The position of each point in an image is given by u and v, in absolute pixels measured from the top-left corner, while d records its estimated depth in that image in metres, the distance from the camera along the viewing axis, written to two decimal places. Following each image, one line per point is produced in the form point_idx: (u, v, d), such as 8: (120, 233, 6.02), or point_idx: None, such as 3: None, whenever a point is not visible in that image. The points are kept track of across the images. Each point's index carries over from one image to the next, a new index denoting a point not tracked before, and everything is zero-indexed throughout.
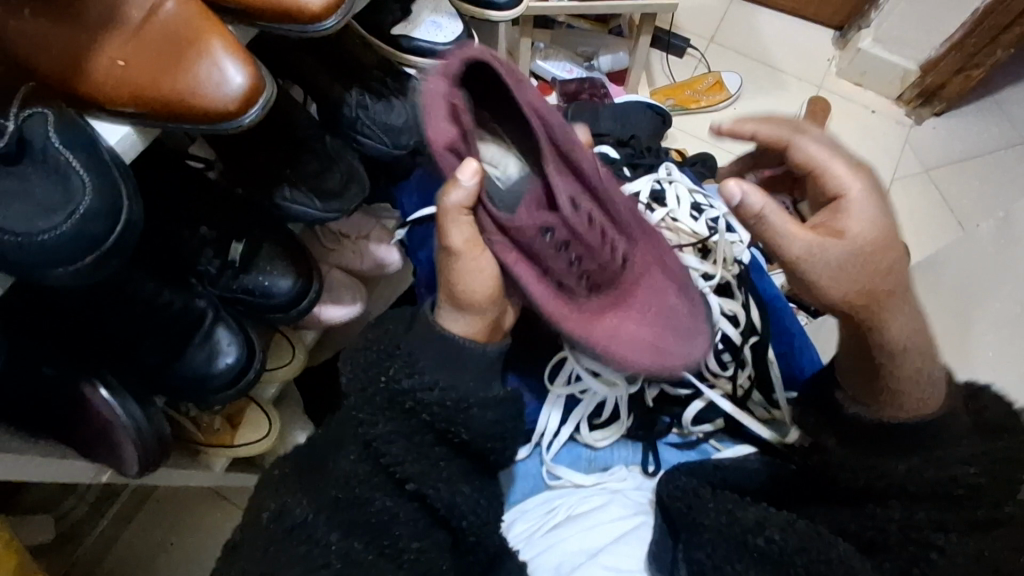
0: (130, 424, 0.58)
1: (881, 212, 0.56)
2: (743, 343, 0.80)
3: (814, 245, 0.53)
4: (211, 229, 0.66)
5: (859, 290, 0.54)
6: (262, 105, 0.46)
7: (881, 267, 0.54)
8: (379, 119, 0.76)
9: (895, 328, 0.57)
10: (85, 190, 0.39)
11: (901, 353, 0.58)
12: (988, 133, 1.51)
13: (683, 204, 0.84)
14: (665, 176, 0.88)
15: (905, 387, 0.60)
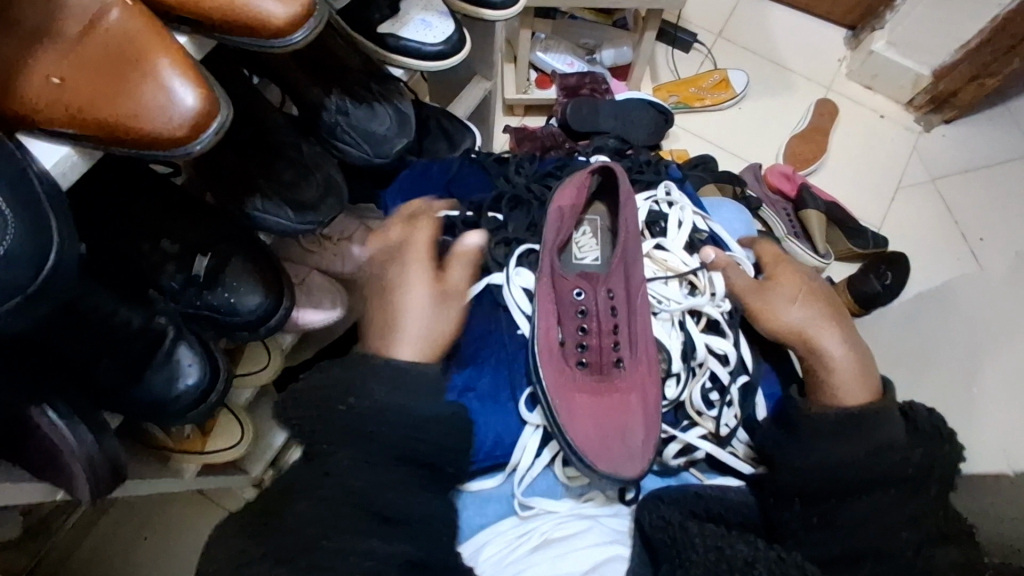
0: (81, 451, 0.53)
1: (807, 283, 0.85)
2: (731, 382, 0.82)
3: (783, 300, 0.83)
4: (175, 243, 0.63)
5: (803, 321, 0.81)
6: (215, 129, 0.43)
7: (814, 309, 0.83)
8: (361, 126, 0.72)
9: (827, 345, 0.79)
10: (9, 228, 0.35)
11: (844, 371, 0.77)
12: (996, 143, 1.47)
13: (680, 231, 0.90)
14: (664, 195, 0.94)
15: (851, 380, 0.77)
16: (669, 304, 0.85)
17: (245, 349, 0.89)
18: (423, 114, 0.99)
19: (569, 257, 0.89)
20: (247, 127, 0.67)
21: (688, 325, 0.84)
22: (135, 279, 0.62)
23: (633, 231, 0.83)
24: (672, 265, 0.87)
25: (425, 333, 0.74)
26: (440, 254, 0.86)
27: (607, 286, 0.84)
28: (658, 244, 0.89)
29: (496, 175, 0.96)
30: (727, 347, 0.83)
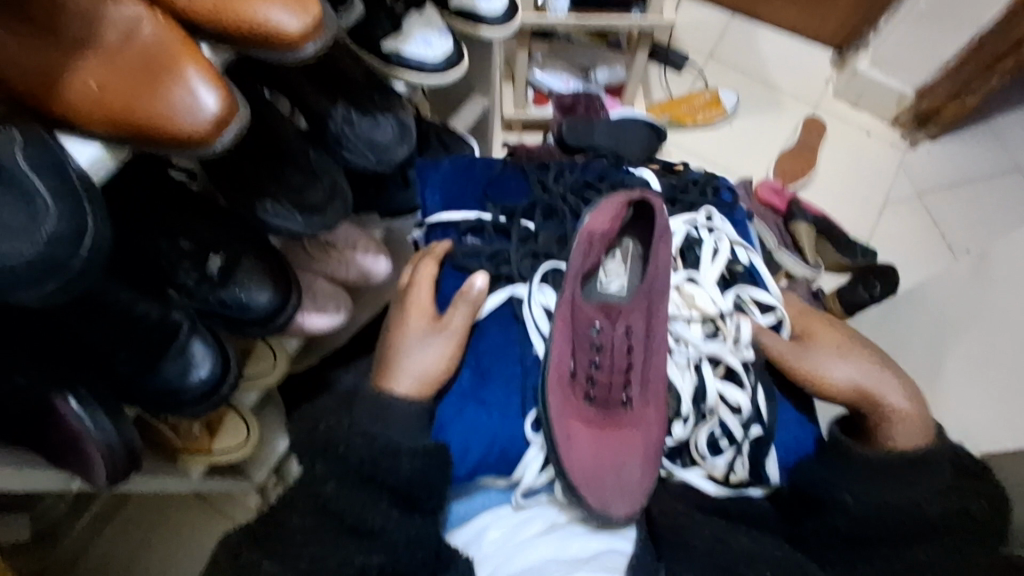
0: (100, 437, 0.57)
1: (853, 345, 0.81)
2: (743, 435, 0.78)
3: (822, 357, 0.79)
4: (191, 242, 0.67)
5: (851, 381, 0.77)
6: (235, 129, 0.47)
7: (865, 371, 0.78)
8: (365, 135, 0.76)
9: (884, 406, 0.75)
10: (50, 214, 0.39)
11: (895, 409, 0.75)
12: (982, 158, 1.51)
13: (714, 265, 0.86)
14: (704, 222, 0.90)
15: (902, 422, 0.75)
16: (688, 338, 0.82)
17: (253, 351, 0.92)
18: (423, 128, 1.03)
19: (595, 286, 0.87)
20: (260, 136, 0.71)
21: (705, 367, 0.80)
22: (153, 276, 0.66)
23: (661, 265, 0.81)
24: (698, 299, 0.83)
25: (421, 373, 0.75)
26: (465, 257, 0.86)
27: (626, 320, 0.80)
28: (690, 278, 0.85)
29: (533, 180, 0.93)
30: (742, 400, 0.78)
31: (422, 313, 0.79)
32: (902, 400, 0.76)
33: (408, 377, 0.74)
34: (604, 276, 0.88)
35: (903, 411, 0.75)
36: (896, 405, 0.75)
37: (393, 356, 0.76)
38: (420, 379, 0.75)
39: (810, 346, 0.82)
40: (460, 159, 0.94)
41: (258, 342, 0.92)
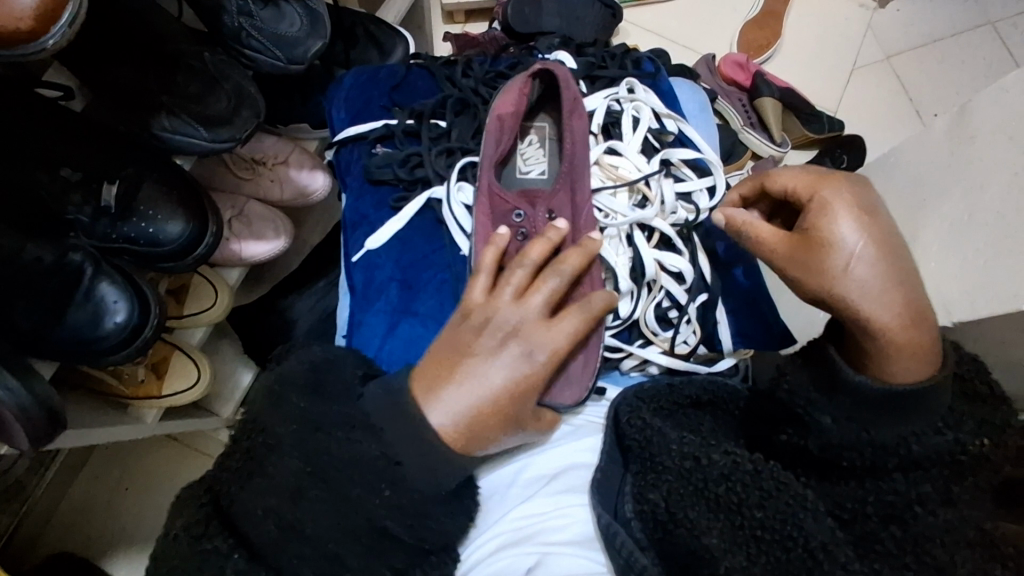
0: (9, 399, 0.50)
1: (876, 221, 0.49)
2: (690, 301, 0.67)
3: (822, 249, 0.48)
4: (78, 171, 0.59)
5: (842, 290, 0.48)
6: (68, 20, 0.41)
7: (897, 258, 0.48)
8: (267, 27, 0.65)
9: (879, 320, 0.48)
10: None
11: (892, 334, 0.48)
12: (950, 13, 1.40)
13: (636, 133, 0.72)
14: (626, 93, 0.74)
15: (903, 352, 0.48)
16: (617, 209, 0.68)
17: (190, 287, 0.85)
18: (345, 21, 0.89)
19: (510, 173, 0.72)
20: (138, 37, 0.61)
21: (637, 239, 0.68)
22: (42, 216, 0.58)
23: (581, 135, 0.67)
24: (623, 174, 0.70)
25: (483, 419, 0.52)
26: (377, 168, 0.73)
27: (548, 204, 0.67)
28: (610, 147, 0.71)
29: (440, 75, 0.78)
30: (683, 265, 0.68)
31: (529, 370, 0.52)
32: (893, 318, 0.48)
33: (461, 417, 0.51)
34: (521, 158, 0.72)
35: (890, 328, 0.48)
36: (882, 327, 0.48)
37: (457, 382, 0.52)
38: (466, 417, 0.51)
39: (789, 251, 0.50)
40: (363, 69, 0.79)
41: (193, 276, 0.85)
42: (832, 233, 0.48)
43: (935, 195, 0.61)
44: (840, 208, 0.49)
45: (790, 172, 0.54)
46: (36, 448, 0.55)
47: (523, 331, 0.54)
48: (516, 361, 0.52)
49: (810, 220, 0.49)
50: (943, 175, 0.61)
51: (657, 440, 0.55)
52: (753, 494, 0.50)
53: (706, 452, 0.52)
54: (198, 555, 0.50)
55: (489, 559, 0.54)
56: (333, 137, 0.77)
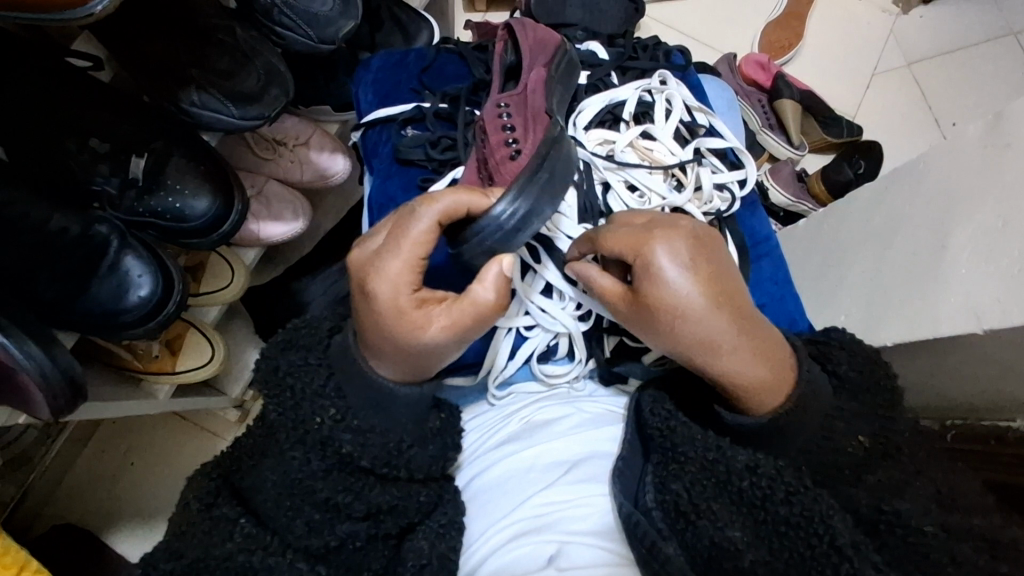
0: (34, 368, 0.50)
1: (705, 272, 0.50)
2: None
3: (656, 308, 0.50)
4: (106, 142, 0.58)
5: (684, 348, 0.51)
6: None
7: (729, 304, 0.50)
8: (300, 6, 0.64)
9: (719, 368, 0.50)
10: None
11: (739, 378, 0.51)
12: (975, 21, 1.38)
13: (670, 122, 0.71)
14: (658, 84, 0.73)
15: (760, 391, 0.51)
16: (653, 186, 0.67)
17: (206, 264, 0.84)
18: (371, 4, 0.88)
19: None
20: (173, 11, 0.61)
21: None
22: (69, 185, 0.58)
23: (527, 38, 0.69)
24: (656, 158, 0.69)
25: (384, 349, 0.50)
26: (407, 148, 0.72)
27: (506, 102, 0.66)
28: (645, 132, 0.71)
29: (471, 60, 0.77)
30: None
31: (394, 302, 0.48)
32: (739, 363, 0.50)
33: (372, 338, 0.50)
34: None
35: (740, 374, 0.50)
36: (729, 373, 0.50)
37: (356, 313, 0.51)
38: (368, 338, 0.50)
39: (630, 313, 0.53)
40: (390, 52, 0.79)
41: (210, 254, 0.84)
42: (659, 295, 0.50)
43: (964, 202, 0.60)
44: (664, 264, 0.50)
45: (620, 228, 0.55)
46: (55, 418, 0.55)
47: (376, 258, 0.49)
48: (387, 292, 0.48)
49: (639, 280, 0.51)
50: (971, 183, 0.61)
51: (683, 431, 0.55)
52: (778, 491, 0.50)
53: (732, 448, 0.53)
54: (210, 519, 0.51)
55: (505, 547, 0.53)
56: (360, 119, 0.77)
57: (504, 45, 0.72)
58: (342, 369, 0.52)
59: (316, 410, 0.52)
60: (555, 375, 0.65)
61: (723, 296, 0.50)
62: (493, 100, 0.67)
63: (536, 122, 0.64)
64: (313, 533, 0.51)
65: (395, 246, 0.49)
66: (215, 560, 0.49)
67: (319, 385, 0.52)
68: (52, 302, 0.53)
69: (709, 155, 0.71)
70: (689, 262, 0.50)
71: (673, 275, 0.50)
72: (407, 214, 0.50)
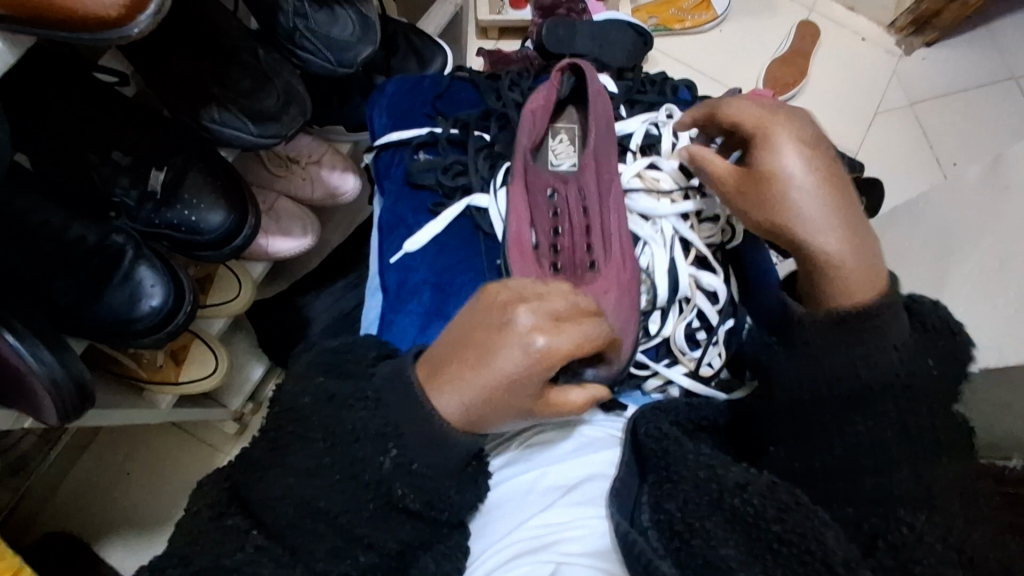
0: (44, 373, 0.51)
1: (815, 143, 0.55)
2: (720, 323, 0.67)
3: (777, 164, 0.54)
4: (127, 154, 0.60)
5: (785, 202, 0.53)
6: (153, 11, 0.40)
7: (833, 179, 0.53)
8: (321, 32, 0.66)
9: (816, 236, 0.52)
10: None
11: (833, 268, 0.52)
12: (977, 64, 1.41)
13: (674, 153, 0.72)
14: (665, 119, 0.74)
15: (846, 277, 0.52)
16: (658, 214, 0.69)
17: (215, 277, 0.85)
18: (388, 29, 0.91)
19: (543, 163, 0.73)
20: (199, 32, 0.63)
21: (676, 248, 0.68)
22: (89, 196, 0.59)
23: (603, 117, 0.69)
24: (661, 186, 0.70)
25: (470, 408, 0.50)
26: (418, 173, 0.74)
27: (578, 187, 0.68)
28: (652, 163, 0.72)
29: (485, 89, 0.79)
30: (718, 284, 0.67)
31: (521, 380, 0.49)
32: (835, 240, 0.52)
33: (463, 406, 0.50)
34: (552, 152, 0.73)
35: (831, 250, 0.52)
36: (827, 251, 0.52)
37: (461, 382, 0.50)
38: (470, 410, 0.50)
39: (738, 181, 0.56)
40: (406, 78, 0.80)
41: (219, 267, 0.85)
42: (776, 153, 0.54)
43: (968, 241, 0.61)
44: (781, 138, 0.54)
45: (738, 104, 0.59)
46: (62, 422, 0.56)
47: (513, 326, 0.49)
48: (517, 360, 0.48)
49: (756, 157, 0.55)
50: (973, 224, 0.61)
51: (676, 450, 0.56)
52: (771, 508, 0.50)
53: (724, 466, 0.53)
54: (225, 527, 0.51)
55: (501, 568, 0.54)
56: (373, 140, 0.79)
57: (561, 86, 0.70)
58: (347, 383, 0.53)
59: (377, 450, 0.50)
60: (563, 412, 0.63)
61: (834, 175, 0.53)
62: (571, 187, 0.68)
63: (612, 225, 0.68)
64: (333, 557, 0.51)
65: (552, 325, 0.49)
66: (223, 569, 0.49)
67: (321, 400, 0.52)
68: (66, 308, 0.54)
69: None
70: (799, 132, 0.55)
71: (789, 139, 0.54)
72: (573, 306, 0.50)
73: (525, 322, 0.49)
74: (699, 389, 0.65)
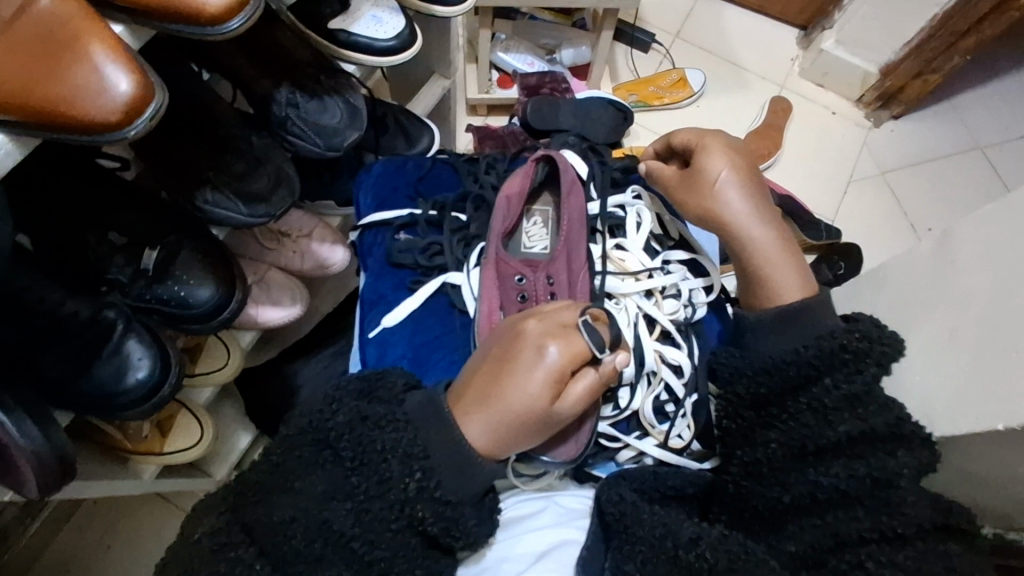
0: (27, 446, 0.53)
1: (744, 175, 0.68)
2: (687, 395, 0.69)
3: (736, 196, 0.67)
4: (123, 235, 0.63)
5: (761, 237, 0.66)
6: (152, 115, 0.43)
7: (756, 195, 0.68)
8: (311, 119, 0.72)
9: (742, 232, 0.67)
10: None
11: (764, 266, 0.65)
12: (942, 136, 1.48)
13: (640, 233, 0.77)
14: (631, 199, 0.80)
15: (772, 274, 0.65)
16: (622, 291, 0.73)
17: (204, 347, 0.87)
18: (378, 111, 0.96)
19: (516, 246, 0.76)
20: (196, 121, 0.67)
21: (640, 326, 0.70)
22: (85, 273, 0.62)
23: (575, 212, 0.72)
24: (626, 267, 0.75)
25: (509, 428, 0.55)
26: (399, 252, 0.78)
27: (548, 272, 0.71)
28: (618, 244, 0.77)
29: (463, 172, 0.84)
30: (682, 358, 0.69)
31: (549, 389, 0.55)
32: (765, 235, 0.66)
33: (486, 428, 0.55)
34: (525, 234, 0.76)
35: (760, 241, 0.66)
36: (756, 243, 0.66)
37: (486, 405, 0.55)
38: (498, 425, 0.55)
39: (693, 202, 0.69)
40: (391, 159, 0.85)
41: (208, 337, 0.87)
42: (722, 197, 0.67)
43: (920, 311, 0.63)
44: (718, 161, 0.68)
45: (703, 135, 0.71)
46: (41, 495, 0.56)
47: (530, 338, 0.57)
48: (538, 371, 0.55)
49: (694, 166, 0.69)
50: (929, 296, 0.64)
51: (632, 511, 0.55)
52: (722, 562, 0.49)
53: (677, 522, 0.53)
54: (223, 563, 0.49)
55: None
56: (358, 218, 0.82)
57: (536, 169, 0.73)
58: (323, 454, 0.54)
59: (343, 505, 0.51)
60: (534, 483, 0.68)
61: (753, 180, 0.69)
62: (541, 273, 0.71)
63: None
64: None
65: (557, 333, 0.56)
66: None
67: (300, 469, 0.53)
68: (55, 382, 0.57)
69: (676, 266, 0.76)
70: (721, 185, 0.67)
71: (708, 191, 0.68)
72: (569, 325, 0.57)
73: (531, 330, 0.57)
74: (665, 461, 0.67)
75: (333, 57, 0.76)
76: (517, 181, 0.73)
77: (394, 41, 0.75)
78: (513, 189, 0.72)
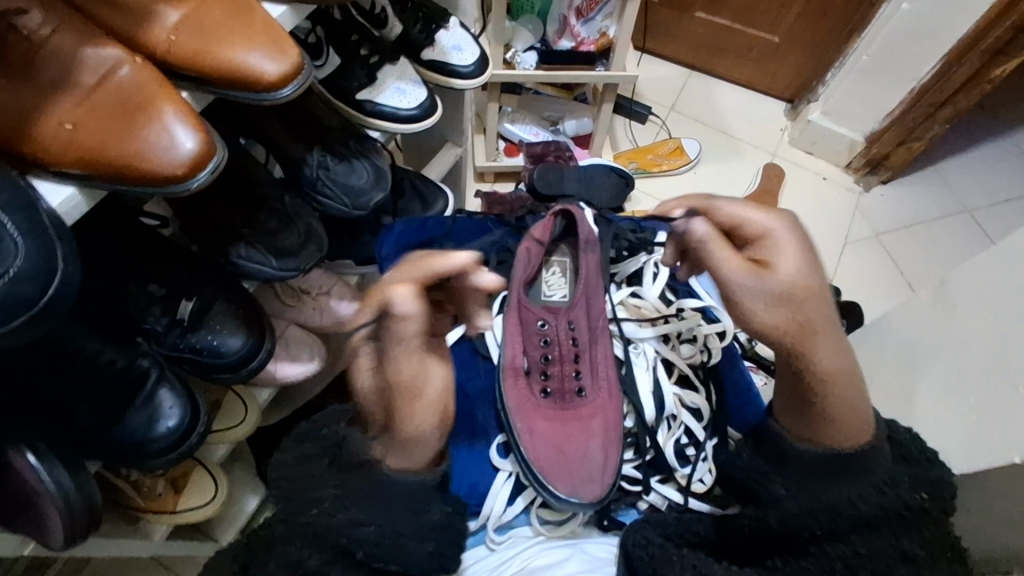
0: (57, 494, 0.53)
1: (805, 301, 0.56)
2: (707, 437, 0.72)
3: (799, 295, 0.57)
4: (161, 287, 0.66)
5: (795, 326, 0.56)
6: (212, 169, 0.47)
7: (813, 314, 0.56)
8: (339, 180, 0.76)
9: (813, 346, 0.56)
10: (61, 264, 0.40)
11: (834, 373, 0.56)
12: (930, 198, 1.55)
13: (656, 282, 0.82)
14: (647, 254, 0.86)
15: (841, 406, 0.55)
16: (640, 337, 0.77)
17: (222, 403, 0.87)
18: (396, 176, 1.02)
19: (535, 295, 0.79)
20: (233, 181, 0.71)
21: (658, 370, 0.75)
22: (122, 324, 0.65)
23: (592, 259, 0.76)
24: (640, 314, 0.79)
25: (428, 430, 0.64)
26: None
27: (568, 319, 0.75)
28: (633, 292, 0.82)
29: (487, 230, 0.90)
30: (700, 401, 0.74)
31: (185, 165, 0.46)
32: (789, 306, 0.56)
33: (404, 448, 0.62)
34: (545, 283, 0.80)
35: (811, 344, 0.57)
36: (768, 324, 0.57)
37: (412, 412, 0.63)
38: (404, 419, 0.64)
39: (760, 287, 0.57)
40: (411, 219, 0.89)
41: (227, 393, 0.87)
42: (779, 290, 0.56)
43: (927, 356, 0.66)
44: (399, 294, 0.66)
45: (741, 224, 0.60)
46: (64, 548, 0.56)
47: (130, 122, 0.44)
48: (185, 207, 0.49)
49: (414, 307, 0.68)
50: (932, 342, 0.67)
51: (662, 556, 0.57)
52: None
53: None
54: None
55: None
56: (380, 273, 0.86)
57: (555, 222, 0.78)
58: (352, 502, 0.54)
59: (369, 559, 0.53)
60: (557, 530, 0.70)
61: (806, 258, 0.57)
62: (561, 319, 0.75)
63: (598, 362, 0.74)
64: None
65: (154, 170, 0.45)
66: None
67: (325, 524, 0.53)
68: (87, 431, 0.58)
69: (690, 313, 0.79)
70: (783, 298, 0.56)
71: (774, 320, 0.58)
72: (149, 117, 0.45)
73: (100, 119, 0.44)
74: (689, 506, 0.69)
75: (358, 125, 0.82)
76: (539, 235, 0.77)
77: (414, 109, 0.82)
78: (534, 242, 0.76)
